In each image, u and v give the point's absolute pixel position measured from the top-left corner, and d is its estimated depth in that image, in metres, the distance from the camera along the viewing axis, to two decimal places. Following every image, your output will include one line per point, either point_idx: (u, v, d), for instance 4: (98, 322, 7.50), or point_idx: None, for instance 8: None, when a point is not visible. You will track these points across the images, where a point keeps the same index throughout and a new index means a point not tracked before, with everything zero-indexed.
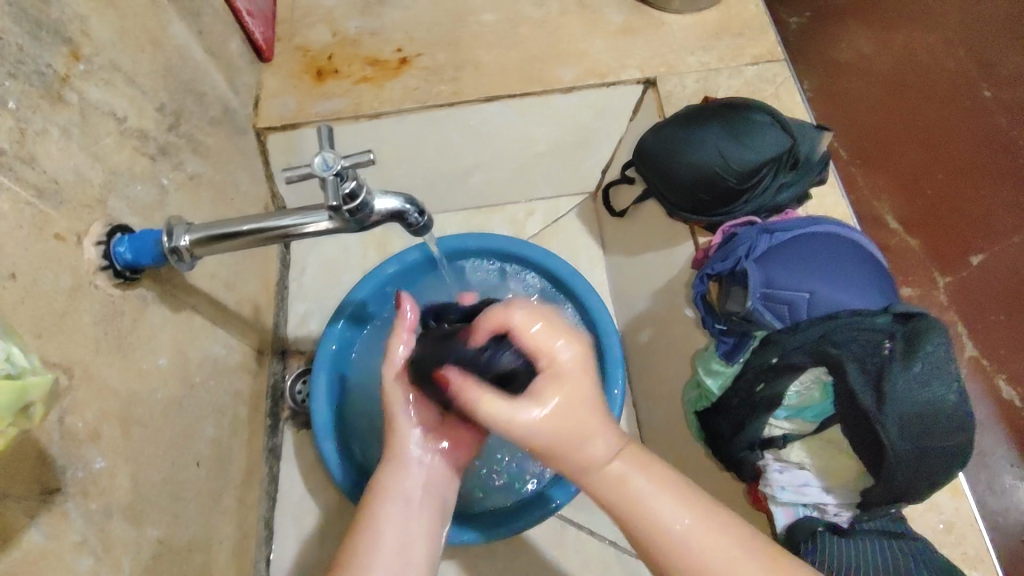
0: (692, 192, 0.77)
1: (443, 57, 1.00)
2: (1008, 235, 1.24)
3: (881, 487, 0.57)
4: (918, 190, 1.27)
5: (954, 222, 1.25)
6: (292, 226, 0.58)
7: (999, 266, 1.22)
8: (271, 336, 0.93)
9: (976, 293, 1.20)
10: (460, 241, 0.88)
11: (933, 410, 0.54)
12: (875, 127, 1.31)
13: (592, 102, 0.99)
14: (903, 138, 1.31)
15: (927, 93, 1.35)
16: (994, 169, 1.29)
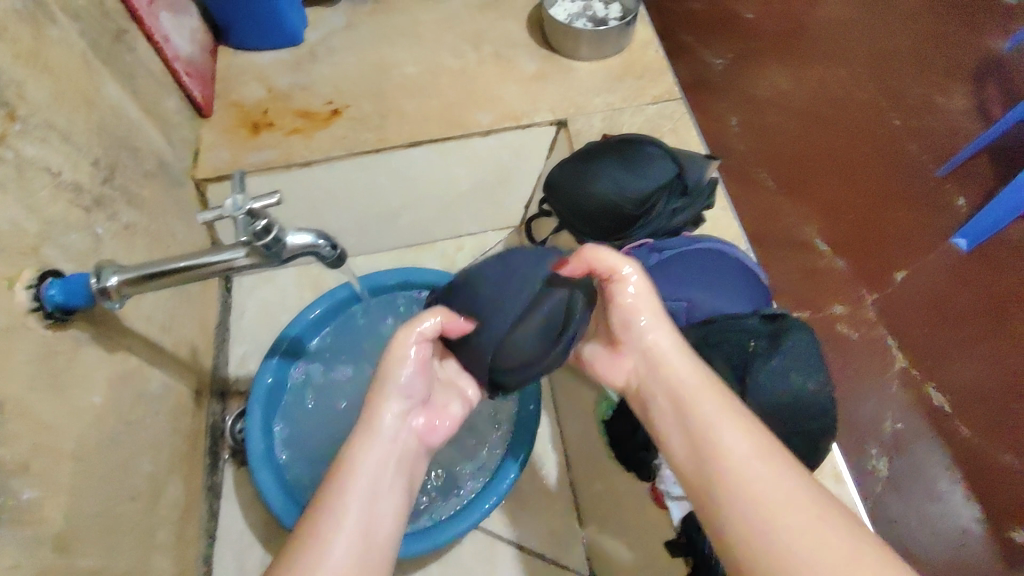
0: (595, 220, 0.85)
1: (368, 108, 1.09)
2: (925, 250, 1.36)
3: None
4: (842, 212, 1.40)
5: (876, 241, 1.38)
6: (216, 262, 0.64)
7: (919, 278, 1.33)
8: (210, 377, 0.97)
9: (900, 308, 1.30)
10: (377, 278, 0.96)
11: (793, 399, 0.62)
12: (798, 156, 1.46)
13: (509, 143, 1.07)
14: (823, 165, 1.46)
15: (841, 126, 1.50)
16: (902, 192, 1.42)
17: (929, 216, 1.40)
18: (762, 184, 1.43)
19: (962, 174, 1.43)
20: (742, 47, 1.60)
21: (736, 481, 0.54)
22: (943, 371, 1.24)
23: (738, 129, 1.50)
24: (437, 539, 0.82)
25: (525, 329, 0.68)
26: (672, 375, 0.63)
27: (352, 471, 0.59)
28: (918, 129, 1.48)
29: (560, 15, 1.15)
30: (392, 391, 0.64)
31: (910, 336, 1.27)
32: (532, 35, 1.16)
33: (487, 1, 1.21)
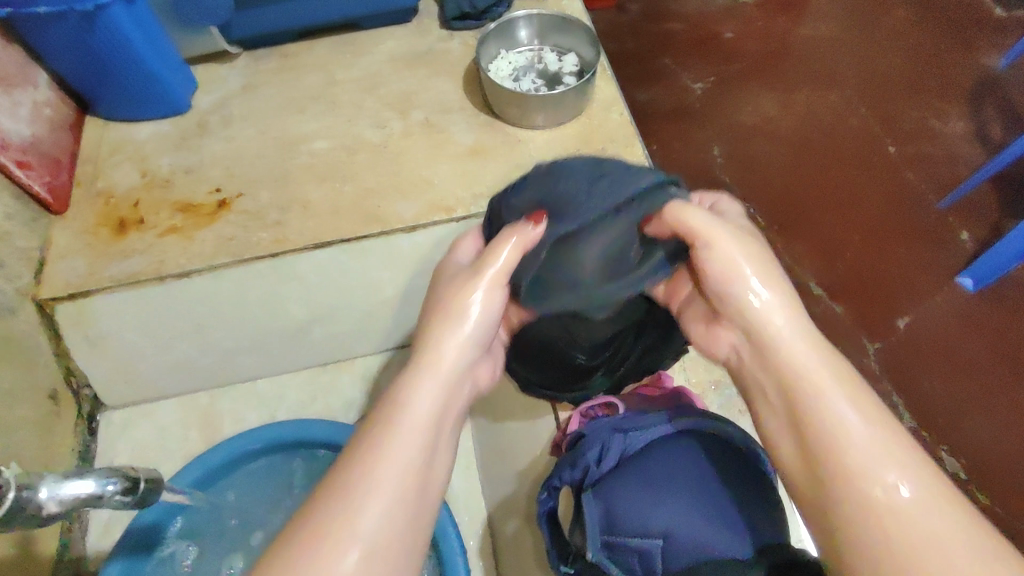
0: (539, 370, 0.66)
1: (266, 197, 0.87)
2: (933, 294, 1.11)
3: None
4: (838, 253, 1.15)
5: (880, 286, 1.12)
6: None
7: (928, 329, 1.08)
8: (54, 564, 0.74)
9: (910, 364, 1.06)
10: (275, 432, 0.74)
11: None
12: (787, 190, 1.20)
13: (443, 240, 0.85)
14: (814, 196, 1.20)
15: (834, 152, 1.24)
16: (904, 226, 1.17)
17: (932, 254, 1.15)
18: (748, 221, 1.18)
19: (967, 208, 1.18)
20: (723, 67, 1.33)
21: (877, 511, 0.42)
22: (959, 435, 1.01)
23: (723, 160, 1.23)
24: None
25: (591, 246, 0.52)
26: (787, 354, 0.48)
27: (398, 420, 0.46)
28: (916, 156, 1.23)
29: (503, 73, 0.95)
30: (454, 338, 0.50)
31: (919, 392, 1.03)
32: (470, 97, 0.95)
33: (418, 54, 1.00)
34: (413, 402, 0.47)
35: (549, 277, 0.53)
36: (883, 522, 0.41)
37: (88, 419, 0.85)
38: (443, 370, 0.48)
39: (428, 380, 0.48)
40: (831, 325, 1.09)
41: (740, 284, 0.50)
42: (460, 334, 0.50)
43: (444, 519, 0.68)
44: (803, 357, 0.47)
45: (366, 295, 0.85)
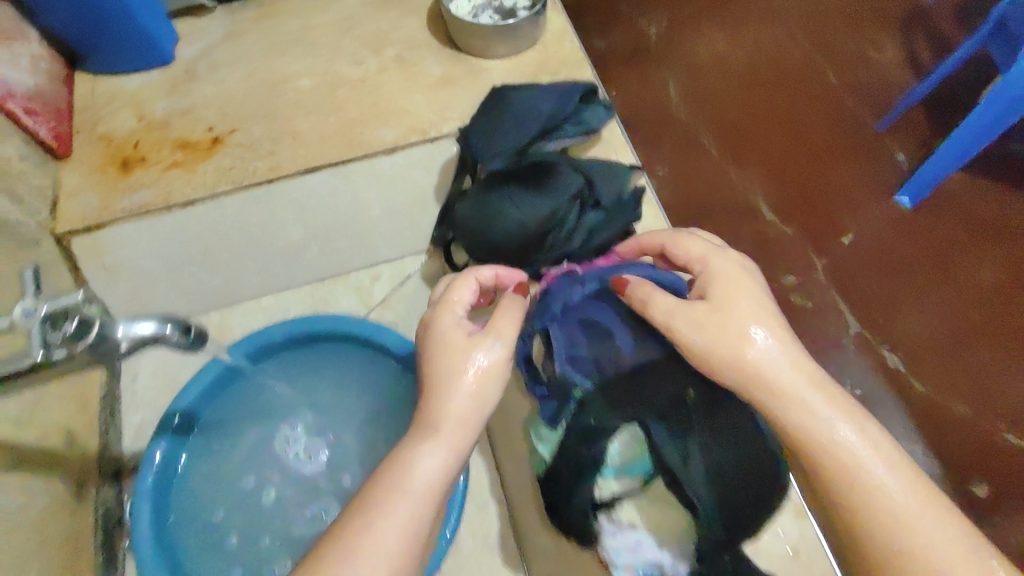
0: (498, 246, 0.78)
1: (258, 131, 0.96)
2: (873, 207, 1.23)
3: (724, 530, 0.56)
4: (786, 173, 1.27)
5: (824, 201, 1.24)
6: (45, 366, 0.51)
7: (868, 240, 1.20)
8: (98, 459, 0.84)
9: (852, 271, 1.18)
10: (287, 330, 0.80)
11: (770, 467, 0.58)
12: (738, 120, 1.31)
13: (421, 160, 0.96)
14: (766, 125, 1.31)
15: (783, 83, 1.35)
16: (846, 148, 1.28)
17: (869, 172, 1.26)
18: (702, 150, 1.29)
19: (901, 130, 1.29)
20: (678, 9, 1.42)
21: (886, 529, 0.47)
22: (896, 328, 1.13)
23: (678, 97, 1.34)
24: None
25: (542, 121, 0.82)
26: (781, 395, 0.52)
27: (371, 519, 0.49)
28: (853, 80, 1.34)
29: (464, 11, 1.04)
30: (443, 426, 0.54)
31: (860, 294, 1.16)
32: (436, 34, 1.04)
33: None
34: (399, 491, 0.50)
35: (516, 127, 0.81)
36: (880, 525, 0.47)
37: None
38: (426, 461, 0.52)
39: (413, 471, 0.52)
40: (778, 245, 1.21)
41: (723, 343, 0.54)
42: (452, 427, 0.54)
43: None
44: (812, 410, 0.51)
45: (353, 215, 0.96)
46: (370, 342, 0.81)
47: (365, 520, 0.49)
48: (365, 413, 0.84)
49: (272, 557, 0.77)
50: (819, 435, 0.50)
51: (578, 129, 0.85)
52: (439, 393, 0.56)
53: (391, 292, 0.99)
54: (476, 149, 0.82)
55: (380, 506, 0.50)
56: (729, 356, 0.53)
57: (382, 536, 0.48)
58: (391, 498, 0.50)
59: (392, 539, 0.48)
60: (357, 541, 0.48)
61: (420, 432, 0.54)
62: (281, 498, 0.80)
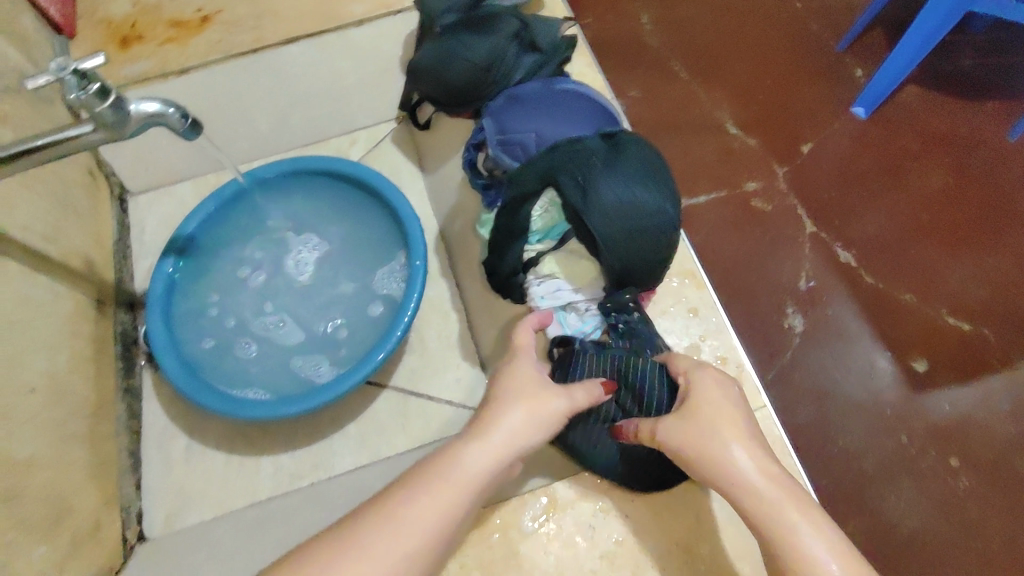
0: (451, 85, 0.90)
1: (242, 10, 1.07)
2: (837, 123, 1.23)
3: (626, 266, 0.69)
4: (752, 92, 1.26)
5: (788, 116, 1.24)
6: (74, 134, 0.64)
7: (829, 154, 1.21)
8: (114, 288, 0.98)
9: (815, 181, 1.19)
10: (270, 168, 0.93)
11: (665, 220, 0.69)
12: (704, 45, 1.30)
13: (387, 31, 1.07)
14: (733, 48, 1.30)
15: (750, 9, 1.33)
16: (811, 67, 1.28)
17: (834, 89, 1.26)
18: (672, 76, 1.28)
19: (863, 46, 1.28)
20: None
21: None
22: (854, 229, 1.15)
23: (650, 26, 1.32)
24: (328, 392, 0.80)
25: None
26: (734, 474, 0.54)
27: (414, 495, 0.53)
28: (819, 8, 1.33)
29: None
30: (499, 444, 0.56)
31: (818, 201, 1.17)
32: None
33: None
34: (441, 481, 0.54)
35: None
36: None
37: (120, 201, 1.07)
38: (475, 463, 0.55)
39: (462, 476, 0.54)
40: (741, 157, 1.21)
41: (700, 455, 0.56)
42: (501, 441, 0.56)
43: (400, 199, 0.90)
44: (767, 498, 0.52)
45: (332, 81, 1.09)
46: (351, 182, 0.94)
47: (408, 506, 0.52)
48: (341, 246, 0.97)
49: (250, 352, 0.91)
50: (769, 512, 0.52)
51: None
52: (501, 407, 0.58)
53: (367, 153, 1.13)
54: (430, 8, 0.93)
55: (422, 494, 0.53)
56: (707, 455, 0.55)
57: (421, 523, 0.52)
58: (434, 492, 0.53)
59: (425, 530, 0.51)
60: (398, 520, 0.51)
61: (475, 440, 0.56)
62: (264, 308, 0.94)
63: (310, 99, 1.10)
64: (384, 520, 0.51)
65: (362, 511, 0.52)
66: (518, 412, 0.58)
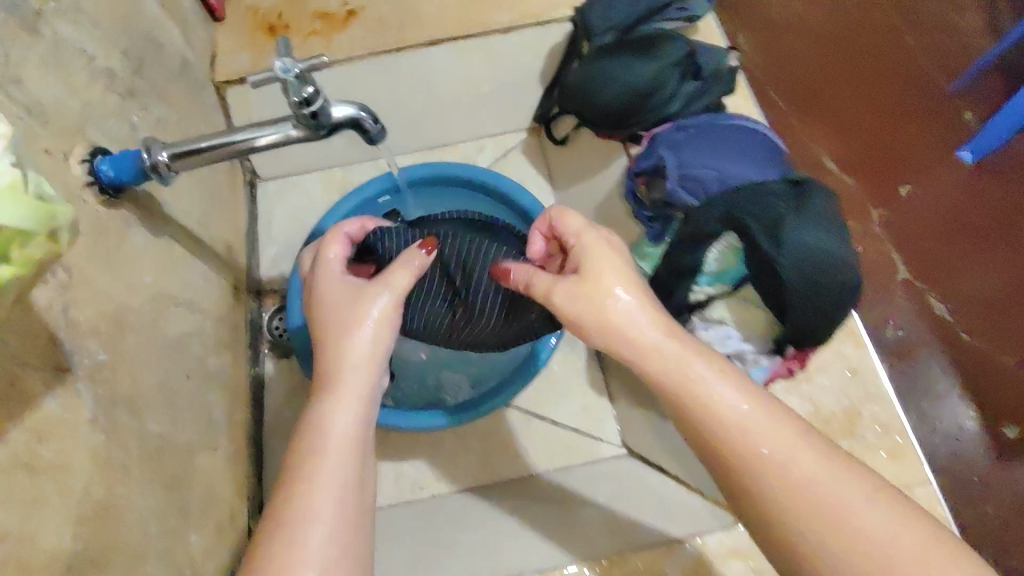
0: (607, 106, 0.87)
1: (386, 10, 1.04)
2: (942, 169, 1.15)
3: (798, 325, 0.66)
4: (854, 129, 1.17)
5: (890, 157, 1.15)
6: (250, 138, 0.64)
7: (932, 199, 1.12)
8: (246, 275, 0.99)
9: (915, 227, 1.10)
10: (420, 171, 0.94)
11: (846, 284, 0.65)
12: (808, 76, 1.21)
13: (530, 42, 1.03)
14: (837, 82, 1.21)
15: (858, 42, 1.24)
16: (919, 108, 1.19)
17: (941, 134, 1.17)
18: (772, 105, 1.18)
19: (976, 90, 1.20)
20: None
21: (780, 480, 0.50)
22: (956, 282, 1.06)
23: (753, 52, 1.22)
24: (474, 411, 0.83)
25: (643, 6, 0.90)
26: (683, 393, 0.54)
27: (313, 467, 0.52)
28: (931, 47, 1.24)
29: None
30: (346, 382, 0.57)
31: (917, 248, 1.08)
32: None
33: None
34: (327, 446, 0.53)
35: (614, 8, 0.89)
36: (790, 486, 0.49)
37: (251, 186, 1.08)
38: (342, 418, 0.55)
39: (324, 432, 0.54)
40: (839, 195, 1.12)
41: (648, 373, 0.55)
42: (353, 371, 0.57)
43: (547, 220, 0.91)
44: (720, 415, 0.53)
45: (467, 88, 1.07)
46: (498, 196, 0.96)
47: (297, 498, 0.50)
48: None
49: None
50: (761, 468, 0.51)
51: (682, 13, 0.91)
52: (333, 342, 0.58)
53: (494, 162, 1.13)
54: (591, 22, 0.90)
55: (305, 474, 0.52)
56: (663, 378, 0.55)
57: (318, 500, 0.50)
58: (317, 465, 0.52)
59: (335, 500, 0.51)
60: (298, 516, 0.50)
61: (327, 398, 0.56)
62: None
63: (445, 102, 1.09)
64: (302, 515, 0.49)
65: (269, 520, 0.51)
66: (354, 322, 0.59)
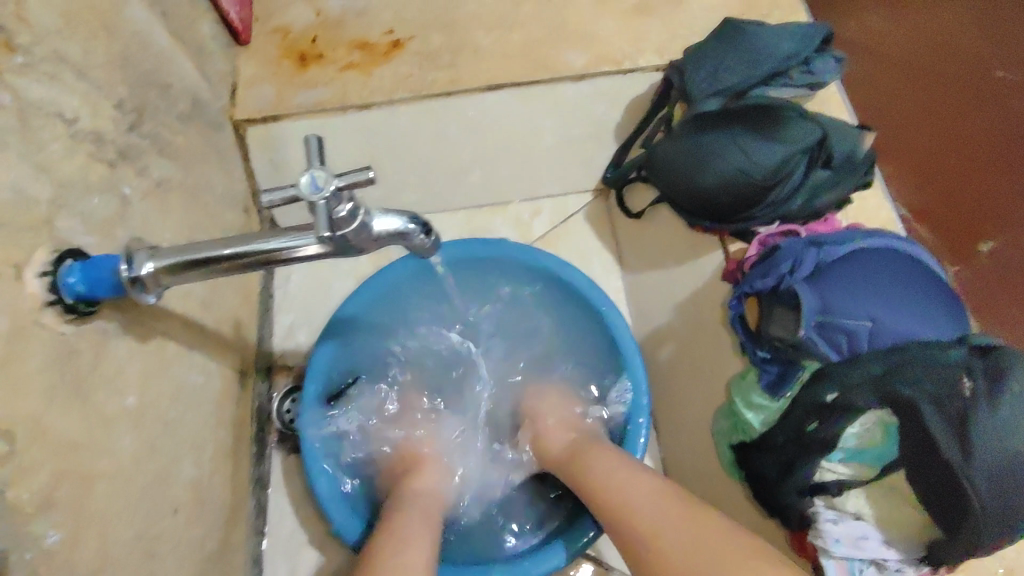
0: (712, 194, 0.71)
1: (438, 41, 0.87)
2: None
3: (976, 540, 0.49)
4: (952, 173, 0.72)
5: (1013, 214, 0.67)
6: (279, 249, 0.48)
7: None
8: (256, 352, 0.84)
9: None
10: (464, 247, 0.77)
11: None
12: (898, 89, 0.78)
13: (605, 91, 0.87)
14: (937, 99, 0.75)
15: None
16: None
17: None
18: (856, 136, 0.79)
19: None
20: None
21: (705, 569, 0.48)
22: None
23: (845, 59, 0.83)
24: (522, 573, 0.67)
25: (757, 76, 0.73)
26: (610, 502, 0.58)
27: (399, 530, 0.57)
28: None
29: None
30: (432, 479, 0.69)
31: None
32: None
33: None
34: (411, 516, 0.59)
35: (719, 77, 0.73)
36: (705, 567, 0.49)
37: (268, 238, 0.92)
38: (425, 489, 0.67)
39: (409, 504, 0.63)
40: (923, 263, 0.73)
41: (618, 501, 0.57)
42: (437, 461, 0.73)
43: (620, 325, 0.75)
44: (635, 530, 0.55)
45: (528, 142, 0.91)
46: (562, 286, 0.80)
47: (389, 548, 0.55)
48: (541, 341, 0.83)
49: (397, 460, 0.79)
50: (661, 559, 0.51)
51: (807, 78, 0.74)
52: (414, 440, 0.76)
53: (552, 228, 0.97)
54: (693, 87, 0.74)
55: (397, 530, 0.58)
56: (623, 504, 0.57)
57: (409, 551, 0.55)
58: (402, 525, 0.59)
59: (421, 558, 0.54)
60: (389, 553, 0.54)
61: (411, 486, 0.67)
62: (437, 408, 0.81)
63: (502, 156, 0.92)
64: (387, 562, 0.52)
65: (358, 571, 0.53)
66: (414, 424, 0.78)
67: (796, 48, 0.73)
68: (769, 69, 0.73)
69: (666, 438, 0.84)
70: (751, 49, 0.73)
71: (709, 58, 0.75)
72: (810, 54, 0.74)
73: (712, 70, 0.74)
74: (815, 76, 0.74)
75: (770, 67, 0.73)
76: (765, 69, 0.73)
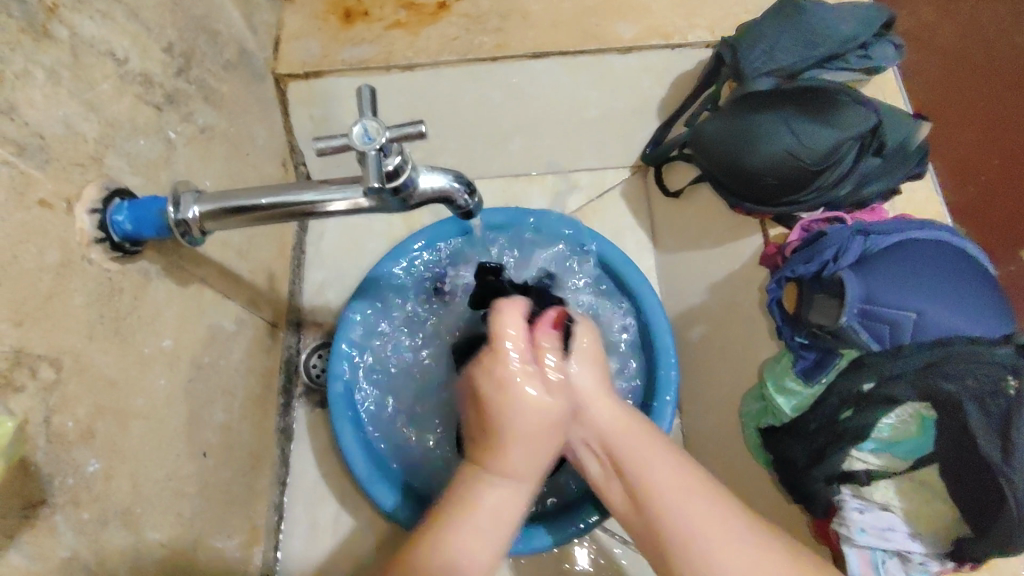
0: (758, 177, 0.70)
1: (487, 3, 0.85)
2: None
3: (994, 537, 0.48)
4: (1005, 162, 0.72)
5: None
6: (317, 201, 0.48)
7: None
8: (287, 306, 0.84)
9: None
10: (507, 216, 0.78)
11: None
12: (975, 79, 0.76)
13: (653, 66, 0.85)
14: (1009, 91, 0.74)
15: None
16: None
17: None
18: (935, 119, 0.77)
19: None
20: None
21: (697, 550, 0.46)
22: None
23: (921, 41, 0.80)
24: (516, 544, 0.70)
25: (811, 55, 0.70)
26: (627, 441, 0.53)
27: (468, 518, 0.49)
28: None
29: None
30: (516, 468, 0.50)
31: None
32: None
33: None
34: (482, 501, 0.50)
35: (772, 54, 0.71)
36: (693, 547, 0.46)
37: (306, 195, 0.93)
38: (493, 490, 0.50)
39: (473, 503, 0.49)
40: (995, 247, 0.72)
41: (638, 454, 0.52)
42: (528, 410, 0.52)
43: (652, 302, 0.75)
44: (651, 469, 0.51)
45: (571, 113, 0.90)
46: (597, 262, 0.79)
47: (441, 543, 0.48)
48: None
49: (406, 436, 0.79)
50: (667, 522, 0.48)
51: (865, 62, 0.71)
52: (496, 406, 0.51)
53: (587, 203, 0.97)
54: (745, 63, 0.73)
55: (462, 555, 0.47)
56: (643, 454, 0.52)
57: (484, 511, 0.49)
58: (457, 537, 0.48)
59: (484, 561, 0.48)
60: (448, 542, 0.48)
61: (499, 475, 0.50)
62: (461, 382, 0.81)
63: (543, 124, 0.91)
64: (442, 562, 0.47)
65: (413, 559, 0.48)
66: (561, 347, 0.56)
67: (857, 29, 0.70)
68: (826, 51, 0.70)
69: (689, 418, 0.84)
70: (810, 29, 0.70)
71: (765, 35, 0.72)
72: (870, 36, 0.71)
73: (769, 45, 0.72)
74: (870, 58, 0.71)
75: (825, 48, 0.70)
76: (821, 50, 0.70)
